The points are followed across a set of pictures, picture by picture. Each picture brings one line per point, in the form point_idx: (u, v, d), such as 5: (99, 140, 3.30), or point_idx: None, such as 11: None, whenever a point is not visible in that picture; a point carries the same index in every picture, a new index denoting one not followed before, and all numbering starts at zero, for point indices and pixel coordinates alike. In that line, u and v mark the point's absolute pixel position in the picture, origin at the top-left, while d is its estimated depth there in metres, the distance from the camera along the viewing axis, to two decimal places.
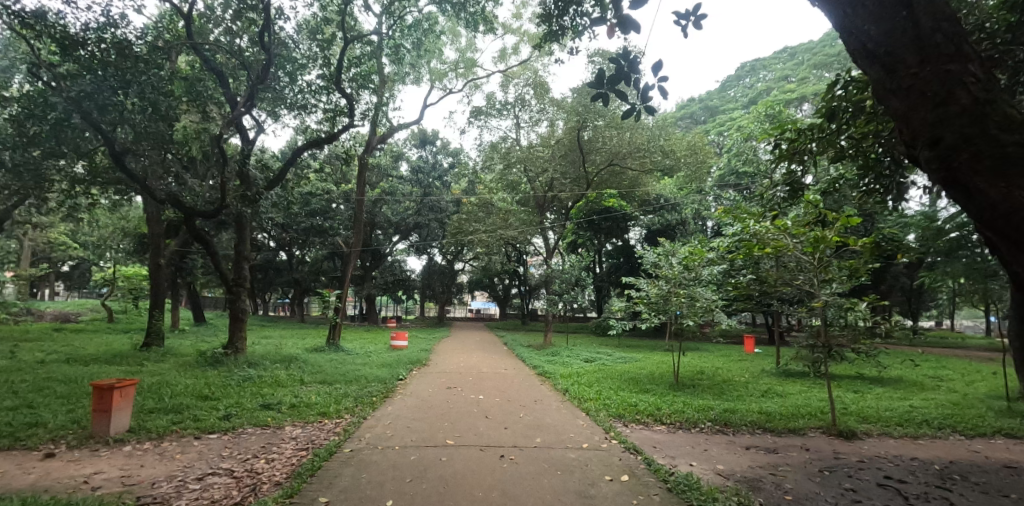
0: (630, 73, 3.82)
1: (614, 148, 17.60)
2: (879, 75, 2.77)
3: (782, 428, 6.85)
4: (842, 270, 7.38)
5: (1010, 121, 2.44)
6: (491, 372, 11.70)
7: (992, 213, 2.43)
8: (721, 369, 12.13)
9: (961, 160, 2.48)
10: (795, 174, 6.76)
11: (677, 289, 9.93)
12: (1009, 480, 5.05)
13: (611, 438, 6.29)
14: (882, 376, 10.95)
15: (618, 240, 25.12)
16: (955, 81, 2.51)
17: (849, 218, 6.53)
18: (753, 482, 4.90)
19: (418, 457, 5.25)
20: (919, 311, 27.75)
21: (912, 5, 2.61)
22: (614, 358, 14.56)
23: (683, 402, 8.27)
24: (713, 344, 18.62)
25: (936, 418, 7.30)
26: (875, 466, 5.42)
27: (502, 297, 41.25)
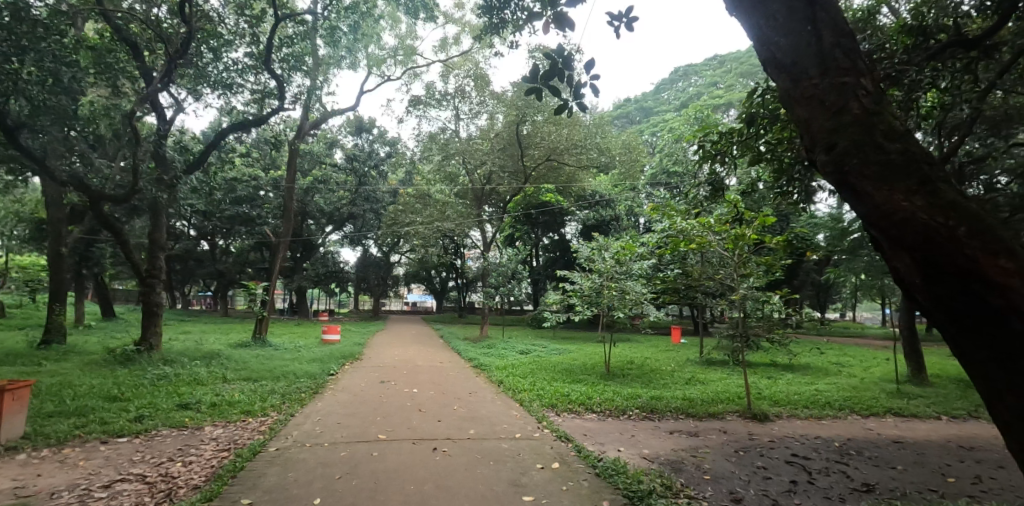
0: (564, 70, 3.90)
1: (553, 144, 17.92)
2: (781, 85, 2.15)
3: (703, 413, 7.30)
4: (759, 266, 7.90)
5: (901, 131, 1.85)
6: (426, 366, 11.62)
7: (881, 224, 1.79)
8: (649, 359, 12.70)
9: (849, 163, 1.85)
10: (717, 175, 7.13)
11: (609, 282, 10.30)
12: (897, 453, 5.67)
13: (543, 427, 6.46)
14: (793, 364, 11.86)
15: (554, 235, 25.54)
16: (848, 92, 1.92)
17: (765, 217, 7.03)
18: (675, 464, 5.19)
19: (347, 454, 5.14)
20: (825, 305, 30.30)
21: (817, 19, 2.03)
22: (548, 350, 14.88)
23: (613, 391, 8.61)
24: (642, 335, 19.46)
25: (837, 400, 8.03)
26: (784, 445, 5.91)
27: (439, 290, 41.01)
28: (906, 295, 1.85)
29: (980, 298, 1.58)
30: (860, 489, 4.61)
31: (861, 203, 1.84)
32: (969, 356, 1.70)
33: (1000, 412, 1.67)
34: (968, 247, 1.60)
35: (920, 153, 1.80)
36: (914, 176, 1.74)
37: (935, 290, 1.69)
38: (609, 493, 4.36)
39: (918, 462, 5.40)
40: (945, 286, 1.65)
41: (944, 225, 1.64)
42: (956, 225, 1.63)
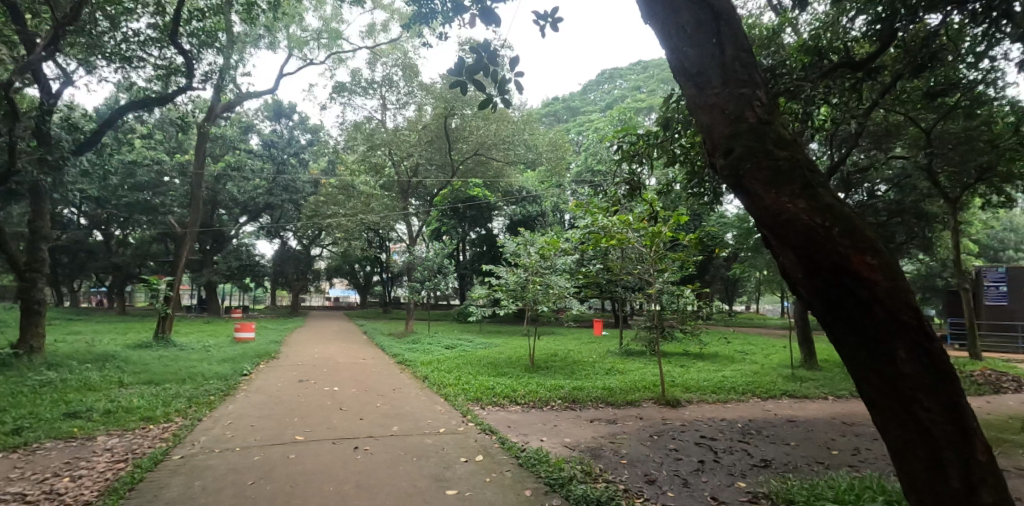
0: (489, 65, 3.93)
1: (481, 138, 17.95)
2: (688, 95, 2.29)
3: (621, 401, 7.68)
4: (674, 261, 8.37)
5: (789, 141, 2.02)
6: (349, 363, 11.29)
7: (768, 225, 1.94)
8: (572, 351, 13.11)
9: (744, 168, 1.99)
10: (635, 173, 7.50)
11: (534, 277, 10.51)
12: (790, 431, 6.26)
13: (468, 420, 6.51)
14: (702, 353, 12.72)
15: (482, 229, 25.56)
16: (745, 102, 2.07)
17: (678, 216, 7.47)
18: (595, 450, 5.42)
19: (261, 458, 4.91)
20: (733, 298, 32.60)
21: (721, 33, 2.19)
22: (474, 344, 14.92)
23: (537, 383, 8.82)
24: (565, 328, 20.02)
25: (741, 385, 8.71)
26: (693, 427, 6.34)
27: (363, 284, 39.86)
28: (791, 290, 2.01)
29: (850, 289, 1.76)
30: (758, 464, 5.05)
31: (753, 204, 1.99)
32: (842, 343, 1.87)
33: (868, 391, 1.85)
34: (840, 244, 1.77)
35: (805, 161, 1.97)
36: (798, 181, 1.91)
37: (815, 283, 1.84)
38: (532, 482, 4.48)
39: (808, 438, 6.00)
40: (820, 279, 1.82)
41: (822, 224, 1.81)
42: (831, 225, 1.80)
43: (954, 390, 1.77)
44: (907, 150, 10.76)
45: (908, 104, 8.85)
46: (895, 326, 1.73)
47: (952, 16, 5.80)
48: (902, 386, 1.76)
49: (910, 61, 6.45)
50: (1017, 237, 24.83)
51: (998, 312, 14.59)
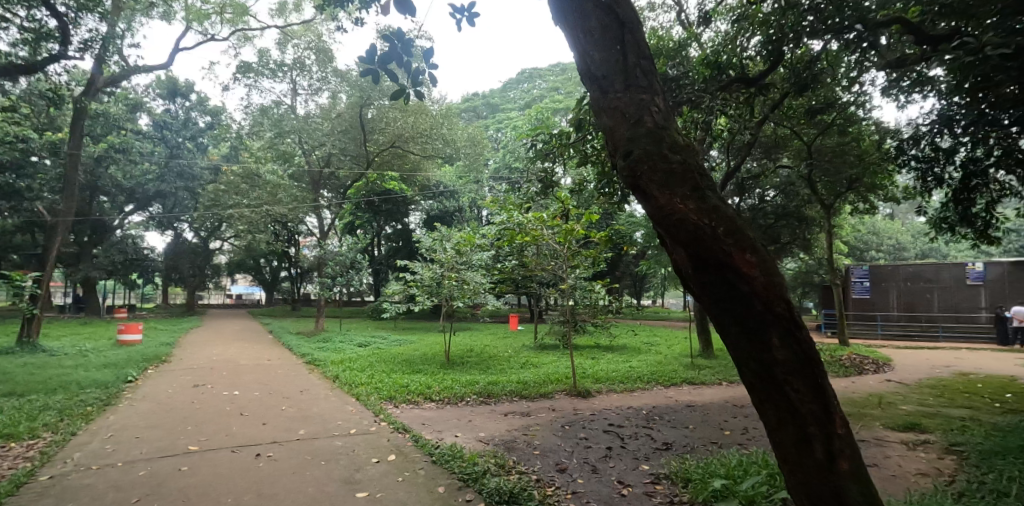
0: (402, 55, 3.84)
1: (399, 130, 17.55)
2: (593, 97, 2.21)
3: (535, 394, 7.86)
4: (586, 258, 8.66)
5: (685, 145, 1.97)
6: (251, 364, 10.60)
7: (661, 224, 1.86)
8: (488, 346, 13.21)
9: (640, 170, 1.92)
10: (549, 171, 7.75)
11: (449, 273, 10.43)
12: (689, 415, 6.74)
13: (380, 420, 6.35)
14: (612, 345, 13.32)
15: (398, 224, 24.98)
16: (643, 106, 2.02)
17: (590, 214, 7.73)
18: (509, 443, 5.50)
19: (149, 472, 4.47)
20: (640, 292, 34.50)
21: (625, 38, 2.14)
22: (389, 341, 14.59)
23: (452, 379, 8.78)
24: (481, 323, 20.14)
25: (646, 375, 9.24)
26: (602, 416, 6.64)
27: (269, 280, 37.54)
28: (681, 285, 1.95)
29: (732, 284, 1.71)
30: (661, 448, 5.39)
31: (647, 205, 1.92)
32: (725, 334, 1.82)
33: (748, 376, 1.82)
34: (724, 242, 1.71)
35: (697, 165, 1.92)
36: (689, 181, 1.85)
37: (702, 280, 1.78)
38: (445, 478, 4.46)
39: (704, 421, 6.49)
40: (706, 275, 1.76)
41: (709, 224, 1.74)
42: (717, 225, 1.74)
43: (822, 374, 1.78)
44: (791, 161, 11.92)
45: (792, 118, 9.80)
46: (772, 319, 1.70)
47: (831, 43, 6.49)
48: (777, 373, 1.73)
49: (795, 81, 7.15)
50: (878, 239, 28.41)
51: (862, 304, 16.58)
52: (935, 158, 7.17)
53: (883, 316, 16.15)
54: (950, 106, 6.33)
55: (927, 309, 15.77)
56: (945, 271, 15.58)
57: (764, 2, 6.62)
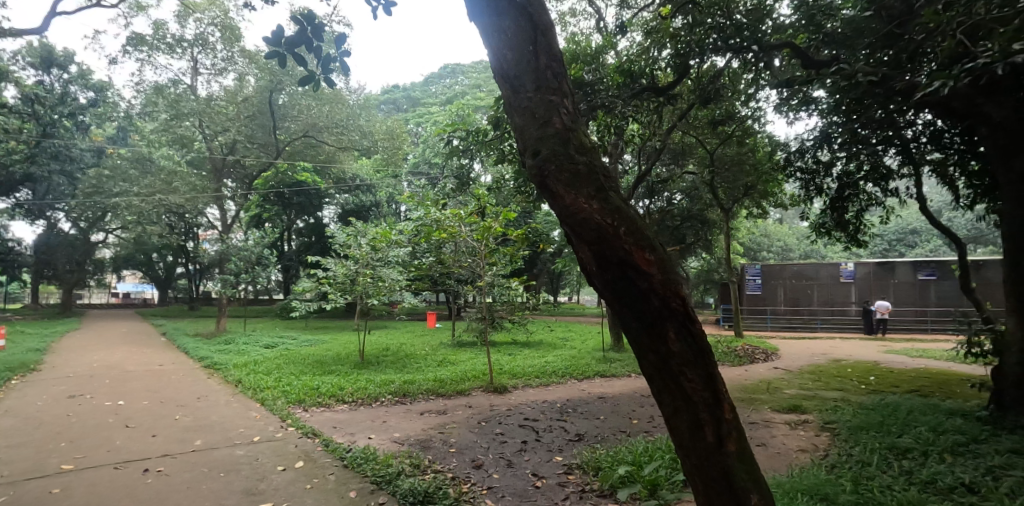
0: (313, 40, 3.65)
1: (312, 120, 16.95)
2: (505, 97, 2.21)
3: (452, 391, 7.82)
4: (503, 255, 8.71)
5: (590, 148, 2.03)
6: (140, 370, 9.64)
7: (567, 223, 1.91)
8: (405, 344, 12.97)
9: (547, 170, 1.95)
10: (465, 168, 8.02)
11: (364, 269, 10.09)
12: (600, 406, 7.02)
13: (287, 425, 6.02)
14: (529, 341, 13.57)
15: (310, 218, 23.80)
16: (553, 107, 2.05)
17: (508, 213, 7.78)
18: (425, 442, 5.43)
19: (10, 498, 3.93)
20: (558, 289, 35.49)
21: (537, 41, 2.16)
22: (299, 341, 13.88)
23: (366, 379, 8.51)
24: (397, 321, 19.68)
25: (560, 369, 9.50)
26: (518, 411, 6.74)
27: (163, 277, 34.35)
28: (587, 281, 2.01)
29: (631, 281, 1.78)
30: (573, 439, 5.57)
31: (555, 205, 1.95)
32: (626, 326, 1.89)
33: (647, 365, 1.90)
34: (624, 242, 1.78)
35: (601, 167, 1.98)
36: (594, 183, 1.90)
37: (606, 277, 1.84)
38: (357, 482, 4.32)
39: (615, 411, 6.77)
40: (608, 272, 1.83)
41: (610, 223, 1.81)
42: (618, 225, 1.81)
43: (711, 361, 1.89)
44: (696, 167, 12.76)
45: (697, 128, 10.50)
46: (667, 312, 1.79)
47: (731, 60, 7.01)
48: (671, 362, 1.82)
49: (701, 92, 7.66)
50: (769, 241, 31.24)
51: (755, 299, 18.12)
52: (816, 170, 7.98)
53: (772, 310, 17.77)
54: (829, 124, 7.09)
55: (808, 304, 17.54)
56: (824, 270, 17.37)
57: (675, 18, 7.01)
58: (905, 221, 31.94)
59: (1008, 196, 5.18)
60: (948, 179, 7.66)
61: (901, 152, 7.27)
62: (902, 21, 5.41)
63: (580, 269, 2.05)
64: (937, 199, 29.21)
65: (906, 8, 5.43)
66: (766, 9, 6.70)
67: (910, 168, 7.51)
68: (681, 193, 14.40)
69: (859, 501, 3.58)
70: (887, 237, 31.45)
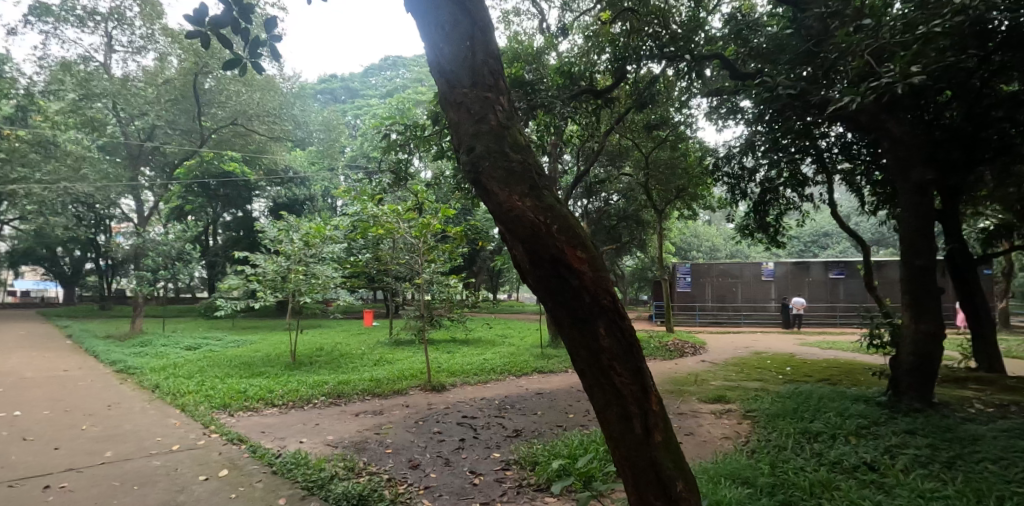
0: (240, 20, 3.43)
1: (241, 107, 15.87)
2: (440, 93, 2.18)
3: (389, 391, 7.66)
4: (443, 252, 8.60)
5: (525, 145, 2.03)
6: (40, 377, 8.75)
7: (500, 220, 1.91)
8: (340, 343, 12.57)
9: (481, 166, 1.94)
10: (403, 163, 7.86)
11: (296, 266, 9.68)
12: (538, 402, 7.11)
13: (211, 432, 5.67)
14: (468, 338, 13.53)
15: (238, 212, 22.55)
16: (489, 104, 2.04)
17: (448, 209, 7.69)
18: (360, 444, 5.29)
19: None
20: (498, 286, 35.69)
21: (475, 37, 2.13)
22: (224, 342, 13.12)
23: (298, 381, 8.17)
24: (332, 320, 19.02)
25: (498, 366, 9.54)
26: (456, 409, 6.70)
27: (69, 274, 31.44)
28: (520, 278, 2.02)
29: (564, 278, 1.80)
30: (511, 435, 5.61)
31: (489, 202, 1.94)
32: (558, 323, 1.91)
33: (579, 361, 1.93)
34: (557, 239, 1.80)
35: (535, 165, 1.99)
36: (526, 181, 1.91)
37: (539, 274, 1.85)
38: (287, 489, 4.14)
39: (552, 406, 6.88)
40: (541, 269, 1.84)
41: (543, 220, 1.82)
42: (551, 223, 1.82)
43: (639, 355, 1.94)
44: (632, 169, 13.19)
45: (634, 131, 10.86)
46: (597, 308, 1.82)
47: (666, 68, 7.30)
48: (602, 357, 1.86)
49: (637, 97, 7.92)
50: (698, 241, 32.91)
51: (685, 296, 18.99)
52: (741, 176, 8.46)
53: (700, 306, 18.69)
54: (753, 132, 7.53)
55: (733, 300, 18.58)
56: (747, 269, 18.44)
57: (614, 23, 7.19)
58: (818, 225, 34.57)
59: (905, 203, 5.71)
60: (855, 187, 8.35)
61: (816, 161, 7.84)
62: (819, 40, 5.85)
63: (515, 267, 2.05)
64: (846, 205, 31.87)
65: (822, 28, 5.87)
66: (699, 20, 7.01)
67: (823, 176, 8.12)
68: (618, 194, 14.85)
69: (775, 483, 3.82)
70: (803, 239, 33.95)
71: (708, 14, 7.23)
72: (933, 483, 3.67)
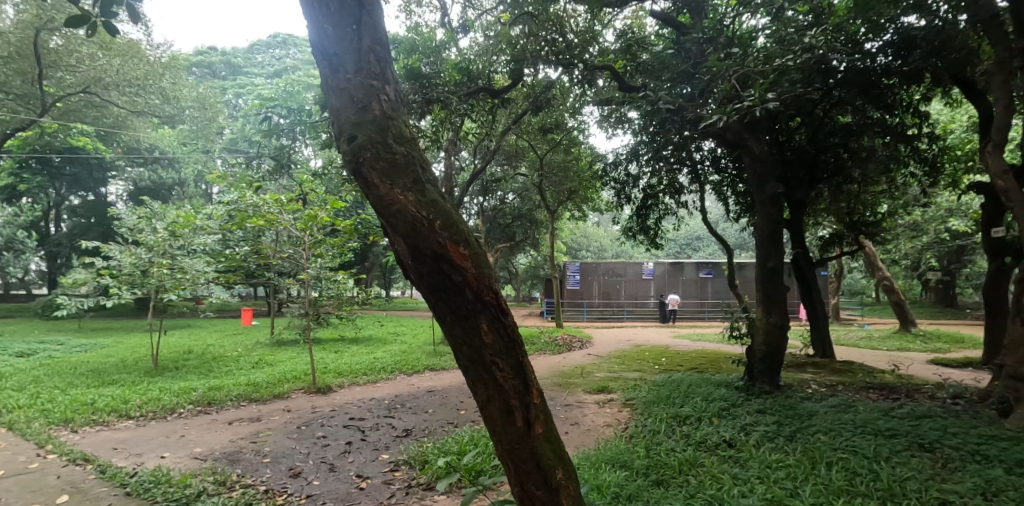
0: None
1: (97, 74, 13.57)
2: (322, 76, 2.05)
3: (268, 396, 7.12)
4: (332, 246, 8.15)
5: (410, 138, 1.98)
6: None
7: (382, 213, 1.85)
8: (212, 345, 11.48)
9: (362, 157, 1.87)
10: (289, 149, 7.31)
11: (159, 259, 8.64)
12: (429, 400, 7.03)
13: (47, 452, 4.88)
14: (357, 337, 13.03)
15: (88, 195, 19.76)
16: (373, 93, 1.96)
17: (338, 202, 7.31)
18: (233, 455, 4.86)
19: None
20: (391, 283, 34.82)
21: (362, 21, 2.03)
22: (66, 346, 11.39)
23: (160, 389, 7.30)
24: (203, 319, 17.28)
25: (389, 364, 9.30)
26: (343, 411, 6.42)
27: None
28: (404, 275, 1.98)
29: (446, 274, 1.79)
30: (401, 435, 5.48)
31: (371, 196, 1.87)
32: (441, 320, 1.90)
33: (461, 357, 1.93)
34: (439, 236, 1.77)
35: (419, 159, 1.95)
36: (409, 175, 1.86)
37: (420, 270, 1.82)
38: None
39: (443, 404, 6.83)
40: (423, 265, 1.81)
41: (425, 216, 1.79)
42: (433, 219, 1.80)
43: (521, 350, 1.98)
44: (527, 169, 13.51)
45: (529, 133, 11.13)
46: (480, 304, 1.83)
47: (562, 75, 7.58)
48: (484, 353, 1.87)
49: (534, 100, 8.14)
50: (588, 241, 34.75)
51: (573, 293, 19.87)
52: (626, 181, 9.04)
53: (587, 303, 19.63)
54: (638, 142, 8.10)
55: (617, 297, 19.77)
56: (630, 268, 19.75)
57: (513, 26, 7.29)
58: (691, 229, 38.05)
59: (760, 212, 6.46)
60: (722, 196, 9.26)
61: (690, 171, 8.58)
62: (696, 62, 6.45)
63: (399, 265, 1.99)
64: (715, 212, 35.43)
65: (699, 52, 6.47)
66: (593, 32, 7.33)
67: (696, 186, 8.91)
68: (514, 193, 15.17)
69: (650, 464, 4.13)
70: (679, 242, 37.17)
71: (602, 27, 7.59)
72: (779, 455, 4.19)
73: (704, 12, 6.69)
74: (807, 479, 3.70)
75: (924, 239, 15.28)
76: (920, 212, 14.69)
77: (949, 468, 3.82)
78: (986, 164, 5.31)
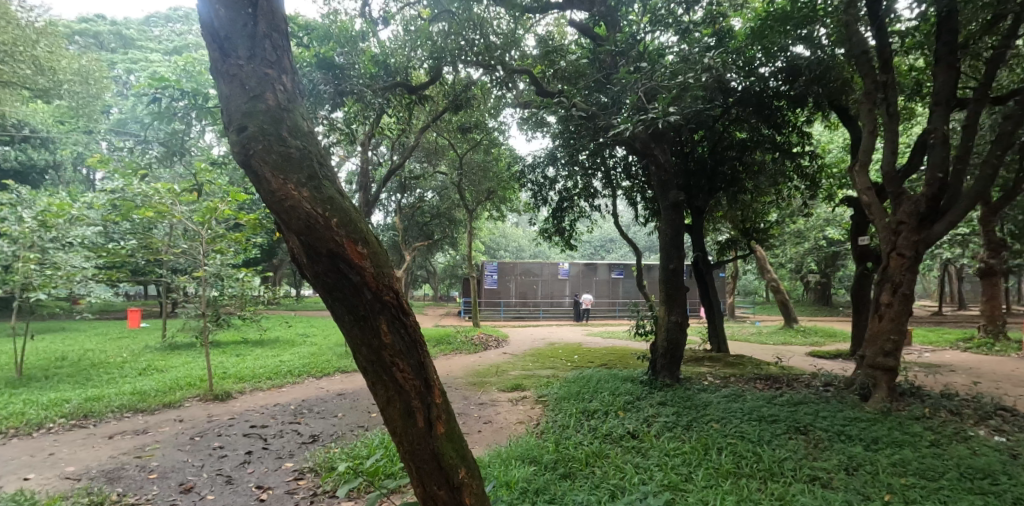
0: None
1: None
2: (212, 61, 1.92)
3: (156, 405, 6.52)
4: (233, 242, 7.58)
5: (307, 132, 1.90)
6: None
7: (275, 210, 1.76)
8: (92, 350, 10.36)
9: (253, 148, 1.78)
10: (185, 134, 6.71)
11: (26, 253, 7.63)
12: (339, 403, 6.77)
13: None
14: (262, 339, 12.29)
15: None
16: (267, 82, 1.86)
17: (240, 194, 6.81)
18: (113, 473, 4.40)
19: None
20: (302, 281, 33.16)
21: (259, 5, 1.92)
22: None
23: (25, 401, 6.45)
24: (81, 321, 15.50)
25: (296, 367, 8.85)
26: (243, 419, 6.02)
27: None
28: (299, 276, 1.90)
29: (342, 272, 1.74)
30: (306, 441, 5.24)
31: (263, 191, 1.78)
32: (339, 321, 1.84)
33: (360, 359, 1.88)
34: (336, 234, 1.72)
35: (316, 152, 1.88)
36: (305, 171, 1.79)
37: (317, 269, 1.76)
38: None
39: (355, 407, 6.62)
40: (319, 264, 1.75)
41: (320, 212, 1.73)
42: (330, 216, 1.74)
43: (422, 349, 1.96)
44: (447, 168, 13.45)
45: (449, 131, 11.06)
46: (380, 303, 1.80)
47: (483, 75, 7.61)
48: (383, 354, 1.84)
49: (453, 99, 8.10)
50: (506, 241, 35.23)
51: (491, 293, 20.00)
52: (543, 183, 9.24)
53: (505, 302, 19.84)
54: (555, 146, 8.31)
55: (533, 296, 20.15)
56: (547, 268, 20.22)
57: (435, 22, 7.19)
58: (606, 231, 39.70)
59: (664, 217, 6.87)
60: (632, 201, 9.72)
61: (603, 176, 8.93)
62: (608, 73, 6.75)
63: (296, 266, 1.89)
64: (627, 216, 37.21)
65: (611, 63, 6.77)
66: (515, 35, 7.40)
67: (609, 190, 9.26)
68: (433, 191, 15.02)
69: (558, 458, 4.26)
70: (593, 244, 38.70)
71: (525, 31, 7.65)
72: (676, 443, 4.47)
73: (619, 25, 6.98)
74: (699, 464, 4.00)
75: (806, 245, 17.02)
76: (803, 221, 16.34)
77: (819, 447, 4.29)
78: (853, 181, 5.97)
